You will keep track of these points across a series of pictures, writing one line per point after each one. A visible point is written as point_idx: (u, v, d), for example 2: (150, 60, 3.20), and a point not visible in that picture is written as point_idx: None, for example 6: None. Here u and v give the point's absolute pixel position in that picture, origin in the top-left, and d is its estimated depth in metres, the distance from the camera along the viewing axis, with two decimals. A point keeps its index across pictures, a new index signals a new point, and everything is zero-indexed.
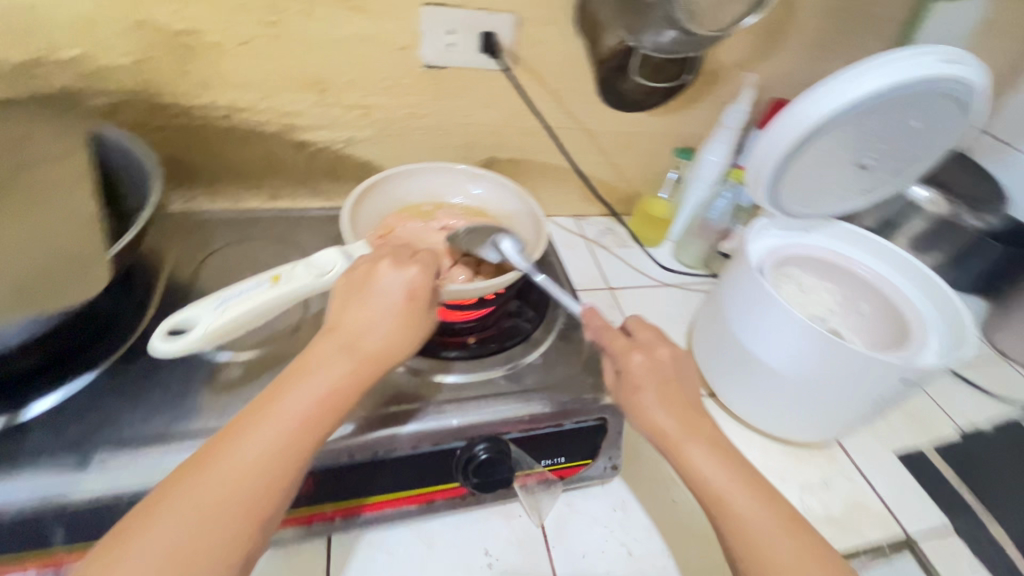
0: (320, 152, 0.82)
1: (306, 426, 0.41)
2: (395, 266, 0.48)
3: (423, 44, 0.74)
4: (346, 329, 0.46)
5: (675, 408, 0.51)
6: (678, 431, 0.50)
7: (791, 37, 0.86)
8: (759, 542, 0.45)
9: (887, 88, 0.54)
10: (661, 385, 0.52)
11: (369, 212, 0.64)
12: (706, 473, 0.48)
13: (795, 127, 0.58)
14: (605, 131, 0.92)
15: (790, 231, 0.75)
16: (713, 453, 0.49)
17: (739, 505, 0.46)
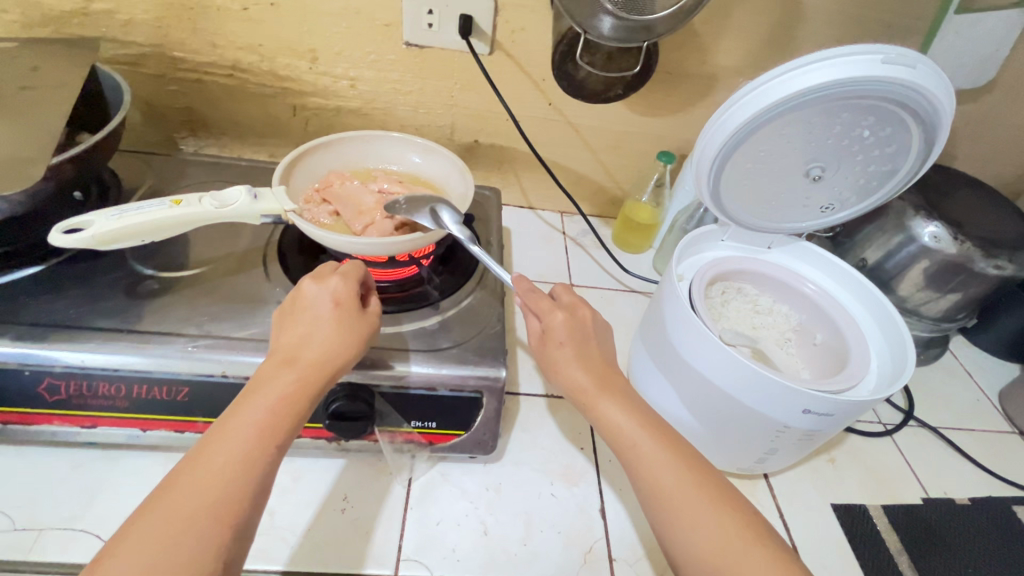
0: (313, 117, 0.89)
1: (268, 437, 0.43)
2: (317, 282, 0.54)
3: (405, 22, 0.78)
4: (287, 347, 0.50)
5: (589, 363, 0.53)
6: (590, 384, 0.52)
7: (797, 43, 0.80)
8: (663, 489, 0.45)
9: (821, 88, 0.50)
10: (576, 342, 0.54)
11: (316, 167, 0.69)
12: (616, 422, 0.49)
13: (725, 126, 0.55)
14: (591, 127, 0.91)
15: (748, 245, 0.70)
16: (624, 404, 0.50)
17: (645, 450, 0.47)
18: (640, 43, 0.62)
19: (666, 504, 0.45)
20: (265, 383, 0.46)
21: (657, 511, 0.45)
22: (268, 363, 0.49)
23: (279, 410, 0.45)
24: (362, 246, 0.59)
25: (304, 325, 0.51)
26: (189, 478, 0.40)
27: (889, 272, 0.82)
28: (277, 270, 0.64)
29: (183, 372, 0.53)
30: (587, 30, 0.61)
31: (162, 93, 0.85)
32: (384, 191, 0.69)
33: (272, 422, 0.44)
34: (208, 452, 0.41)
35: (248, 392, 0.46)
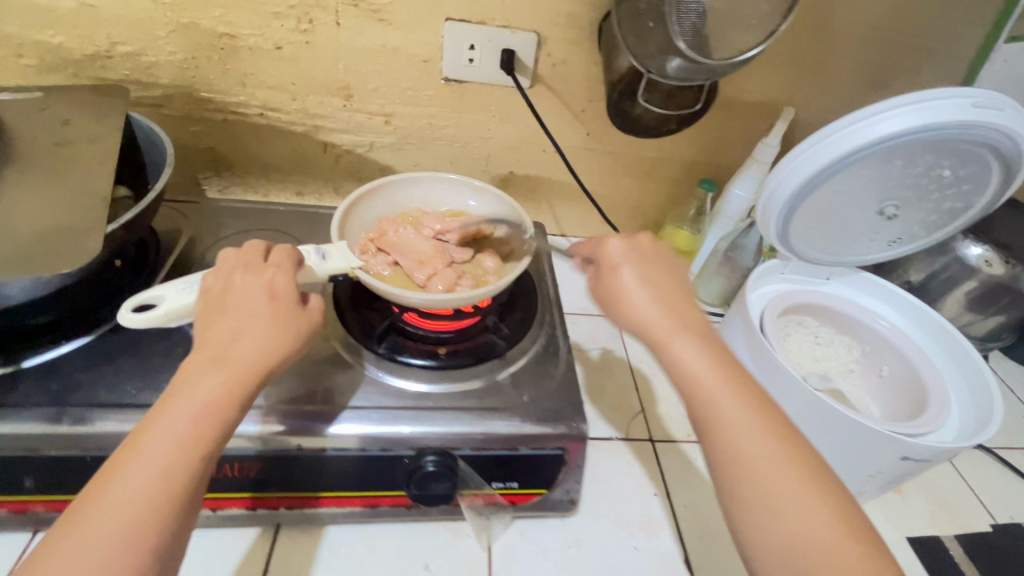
0: (344, 154, 0.86)
1: (191, 443, 0.39)
2: (251, 272, 0.48)
3: (445, 58, 0.76)
4: (211, 345, 0.43)
5: (662, 300, 0.52)
6: (666, 324, 0.50)
7: (838, 70, 0.80)
8: (737, 440, 0.44)
9: (926, 129, 0.49)
10: (645, 276, 0.53)
11: (366, 214, 0.68)
12: (688, 365, 0.48)
13: (815, 160, 0.54)
14: (629, 156, 0.89)
15: (807, 277, 0.70)
16: (696, 347, 0.49)
17: (721, 403, 0.46)
18: (704, 80, 0.60)
19: (735, 454, 0.44)
20: (187, 383, 0.41)
21: (722, 461, 0.44)
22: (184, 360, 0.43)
23: (202, 415, 0.40)
24: (430, 301, 0.57)
25: (226, 318, 0.45)
26: (104, 494, 0.36)
27: (936, 294, 0.83)
28: (334, 328, 0.61)
29: (255, 448, 0.50)
30: (650, 68, 0.59)
31: (185, 134, 0.81)
32: (439, 235, 0.67)
33: (196, 429, 0.39)
34: (125, 461, 0.38)
35: (169, 394, 0.41)
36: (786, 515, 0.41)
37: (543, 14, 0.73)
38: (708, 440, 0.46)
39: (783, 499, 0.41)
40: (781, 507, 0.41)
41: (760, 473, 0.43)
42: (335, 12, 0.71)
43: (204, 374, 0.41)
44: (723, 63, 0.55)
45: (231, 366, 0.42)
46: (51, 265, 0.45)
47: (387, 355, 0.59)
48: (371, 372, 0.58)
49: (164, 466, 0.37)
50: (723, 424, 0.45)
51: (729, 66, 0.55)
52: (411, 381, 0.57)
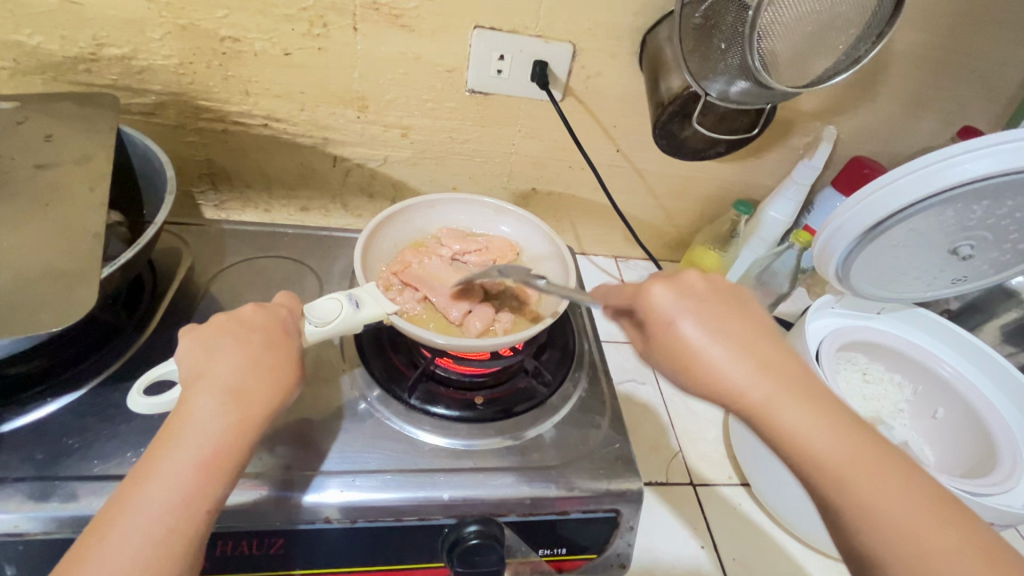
0: (355, 168, 0.79)
1: (198, 491, 0.34)
2: (261, 304, 0.44)
3: (471, 69, 0.70)
4: (215, 380, 0.38)
5: (749, 355, 0.38)
6: (767, 389, 0.37)
7: (884, 89, 0.76)
8: (903, 532, 0.33)
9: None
10: (716, 324, 0.39)
11: (385, 244, 0.62)
12: (809, 441, 0.36)
13: (898, 198, 0.50)
14: (659, 174, 0.84)
15: (858, 313, 0.66)
16: (810, 412, 0.37)
17: (866, 486, 0.34)
18: (763, 106, 0.57)
19: (907, 551, 0.32)
20: (187, 423, 0.36)
21: (892, 565, 0.33)
22: (182, 395, 0.38)
23: (210, 460, 0.35)
24: (471, 345, 0.51)
25: (228, 349, 0.40)
26: (99, 551, 0.32)
27: (975, 323, 0.80)
28: (357, 378, 0.56)
29: (277, 523, 0.45)
30: (710, 90, 0.55)
31: (180, 145, 0.74)
32: (457, 257, 0.62)
33: (205, 475, 0.35)
34: (121, 512, 0.33)
35: (169, 435, 0.36)
36: None
37: (581, 23, 0.67)
38: (858, 537, 0.34)
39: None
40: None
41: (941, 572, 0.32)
42: (352, 16, 0.64)
43: (211, 411, 0.37)
44: (795, 92, 0.52)
45: (243, 404, 0.38)
46: (39, 319, 0.39)
47: (420, 407, 0.53)
48: (401, 428, 0.52)
49: (166, 520, 0.33)
50: (878, 513, 0.34)
51: (796, 95, 0.52)
52: (447, 436, 0.52)
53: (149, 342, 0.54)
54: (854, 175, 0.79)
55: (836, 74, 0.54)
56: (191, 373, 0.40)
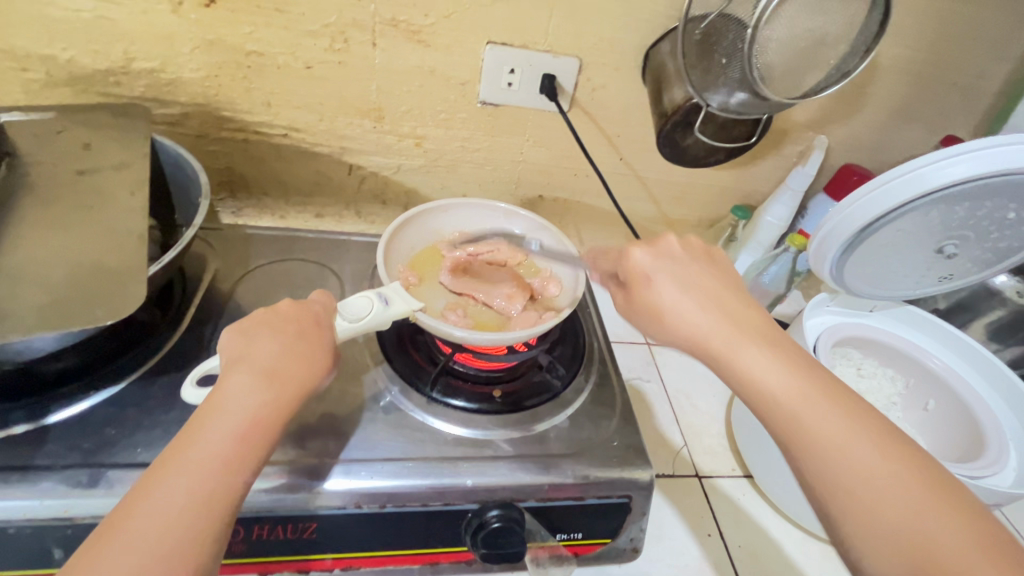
0: (369, 176, 0.83)
1: (234, 461, 0.36)
2: (297, 300, 0.47)
3: (483, 82, 0.74)
4: (254, 361, 0.41)
5: (714, 308, 0.46)
6: (724, 333, 0.45)
7: (871, 100, 0.80)
8: (844, 453, 0.38)
9: (1007, 172, 0.49)
10: (687, 284, 0.48)
11: (403, 246, 0.65)
12: (760, 376, 0.42)
13: (901, 193, 0.53)
14: (659, 181, 0.88)
15: (852, 309, 0.70)
16: (765, 354, 0.43)
17: (811, 414, 0.40)
18: (760, 115, 0.60)
19: (848, 469, 0.38)
20: (227, 398, 0.38)
21: (822, 481, 0.38)
22: (222, 374, 0.40)
23: (247, 434, 0.37)
24: (493, 339, 0.54)
25: (267, 335, 0.43)
26: (143, 508, 0.33)
27: (961, 322, 0.84)
28: (381, 374, 0.58)
29: (310, 508, 0.47)
30: (711, 101, 0.59)
31: (202, 154, 0.77)
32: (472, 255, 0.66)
33: (240, 446, 0.37)
34: (162, 475, 0.35)
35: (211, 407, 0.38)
36: (916, 521, 0.36)
37: (587, 39, 0.71)
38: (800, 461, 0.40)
39: (903, 519, 0.36)
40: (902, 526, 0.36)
41: (870, 484, 0.37)
42: (372, 32, 0.68)
43: (250, 389, 0.39)
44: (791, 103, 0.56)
45: (279, 385, 0.40)
46: (94, 313, 0.42)
47: (442, 399, 0.56)
48: (425, 420, 0.55)
49: (202, 487, 0.35)
50: (822, 441, 0.39)
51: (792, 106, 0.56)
52: (468, 426, 0.55)
53: (183, 340, 0.56)
54: (843, 181, 0.83)
55: (828, 85, 0.58)
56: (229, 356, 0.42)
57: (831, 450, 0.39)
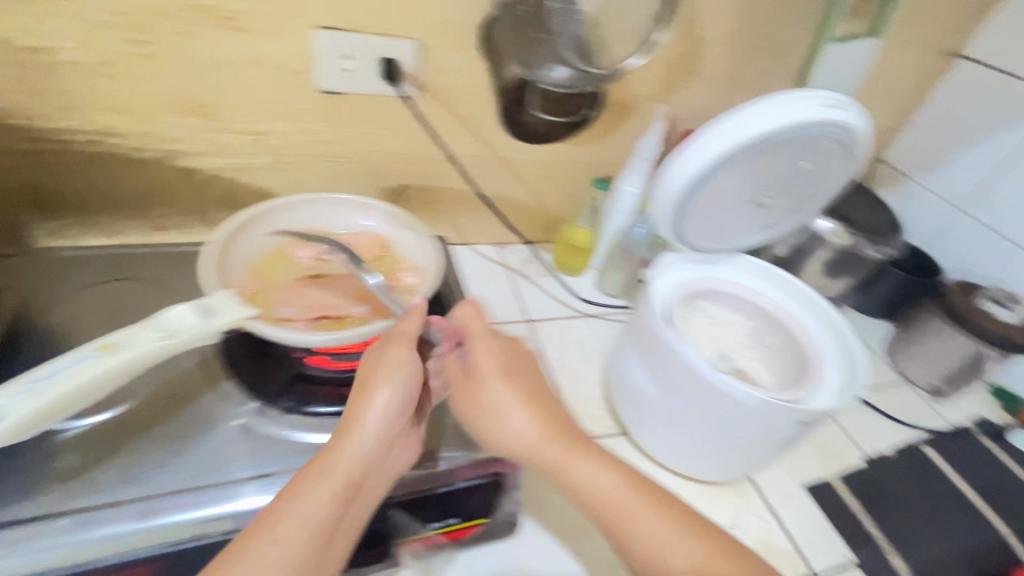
0: (212, 179, 0.76)
1: (326, 530, 0.43)
2: (411, 385, 0.50)
3: (318, 69, 0.69)
4: (372, 427, 0.47)
5: (544, 422, 0.53)
6: (555, 450, 0.52)
7: (703, 69, 0.86)
8: (659, 554, 0.48)
9: (791, 126, 0.55)
10: (522, 395, 0.53)
11: (244, 250, 0.60)
12: (594, 486, 0.51)
13: (716, 142, 0.56)
14: (523, 160, 0.89)
15: (698, 265, 0.75)
16: (596, 466, 0.52)
17: (638, 520, 0.49)
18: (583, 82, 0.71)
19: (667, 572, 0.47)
20: (295, 530, 0.42)
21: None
22: (288, 495, 0.44)
23: (350, 497, 0.45)
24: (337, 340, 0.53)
25: (404, 397, 0.49)
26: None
27: (799, 264, 0.94)
28: (231, 391, 0.55)
29: (139, 549, 0.43)
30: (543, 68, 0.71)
31: None
32: (320, 256, 0.63)
33: (340, 511, 0.44)
34: (257, 549, 0.41)
35: (315, 472, 0.45)
36: None
37: (420, 19, 0.69)
38: (614, 531, 0.50)
39: None
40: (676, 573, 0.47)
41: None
42: (179, 19, 0.62)
43: (357, 457, 0.46)
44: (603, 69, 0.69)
45: (384, 451, 0.47)
46: None
47: (294, 407, 0.54)
48: (282, 432, 0.52)
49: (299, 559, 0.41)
50: (645, 545, 0.48)
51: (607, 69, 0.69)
52: (323, 430, 0.53)
53: None
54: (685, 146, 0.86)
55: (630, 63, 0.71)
56: (313, 463, 0.46)
57: (654, 552, 0.48)
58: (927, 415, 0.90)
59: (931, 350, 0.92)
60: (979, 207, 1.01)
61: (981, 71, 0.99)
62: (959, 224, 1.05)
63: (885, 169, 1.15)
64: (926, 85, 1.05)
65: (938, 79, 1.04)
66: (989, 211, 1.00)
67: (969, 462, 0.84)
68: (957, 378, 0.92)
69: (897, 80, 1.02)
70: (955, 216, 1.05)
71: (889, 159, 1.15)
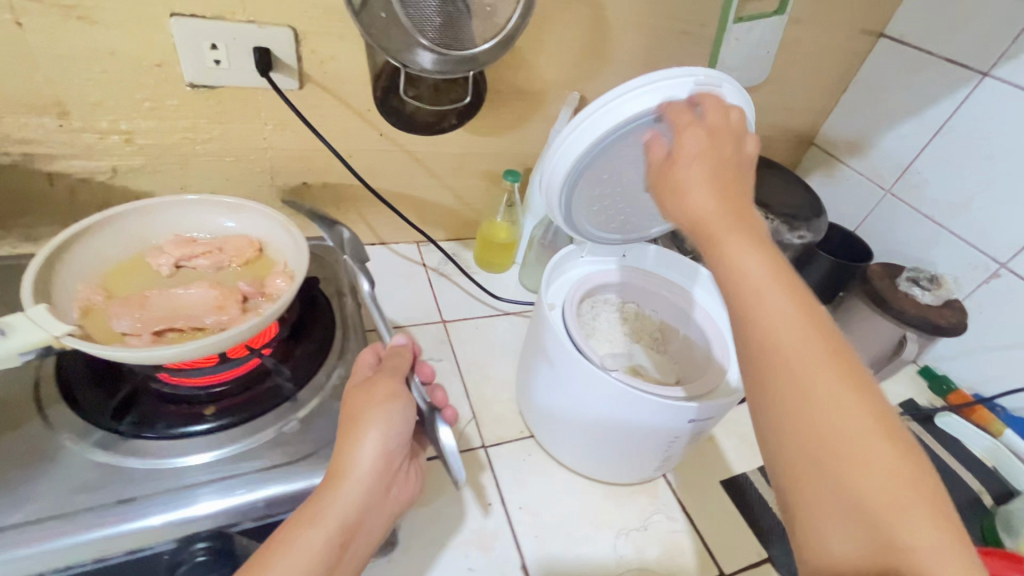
0: (81, 184, 0.70)
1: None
2: (407, 417, 0.49)
3: (182, 61, 0.64)
4: (363, 468, 0.45)
5: (763, 253, 0.40)
6: (750, 254, 0.40)
7: (615, 53, 0.83)
8: (815, 397, 0.35)
9: (667, 106, 0.52)
10: (758, 240, 0.41)
11: (88, 259, 0.54)
12: (772, 310, 0.38)
13: (590, 131, 0.54)
14: (432, 153, 0.85)
15: (605, 257, 0.72)
16: (789, 304, 0.38)
17: (789, 349, 0.36)
18: (453, 65, 0.58)
19: (809, 416, 0.35)
20: (296, 562, 0.40)
21: (793, 428, 0.35)
22: (291, 527, 0.42)
23: (343, 544, 0.43)
24: (184, 353, 0.47)
25: (395, 435, 0.48)
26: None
27: None
28: (63, 415, 0.49)
29: None
30: (407, 46, 0.56)
31: None
32: (180, 262, 0.57)
33: (334, 557, 0.42)
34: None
35: (307, 518, 0.43)
36: (872, 476, 0.33)
37: (292, 5, 0.65)
38: (775, 395, 0.36)
39: (865, 459, 0.33)
40: (852, 461, 0.33)
41: (836, 427, 0.34)
42: (10, 9, 0.56)
43: (350, 499, 0.44)
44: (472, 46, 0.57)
45: (377, 492, 0.46)
46: None
47: (132, 432, 0.49)
48: (116, 459, 0.47)
49: None
50: (794, 380, 0.36)
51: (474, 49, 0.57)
52: (164, 457, 0.48)
53: None
54: None
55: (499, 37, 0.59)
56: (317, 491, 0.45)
57: (805, 393, 0.35)
58: None
59: (857, 334, 0.92)
60: (904, 188, 1.00)
61: (900, 50, 0.97)
62: (884, 205, 1.04)
63: (818, 153, 1.14)
64: (851, 66, 1.03)
65: (863, 59, 1.03)
66: (914, 191, 0.99)
67: None
68: (882, 362, 0.91)
69: (820, 61, 1.00)
70: (880, 198, 1.04)
71: (821, 142, 1.13)
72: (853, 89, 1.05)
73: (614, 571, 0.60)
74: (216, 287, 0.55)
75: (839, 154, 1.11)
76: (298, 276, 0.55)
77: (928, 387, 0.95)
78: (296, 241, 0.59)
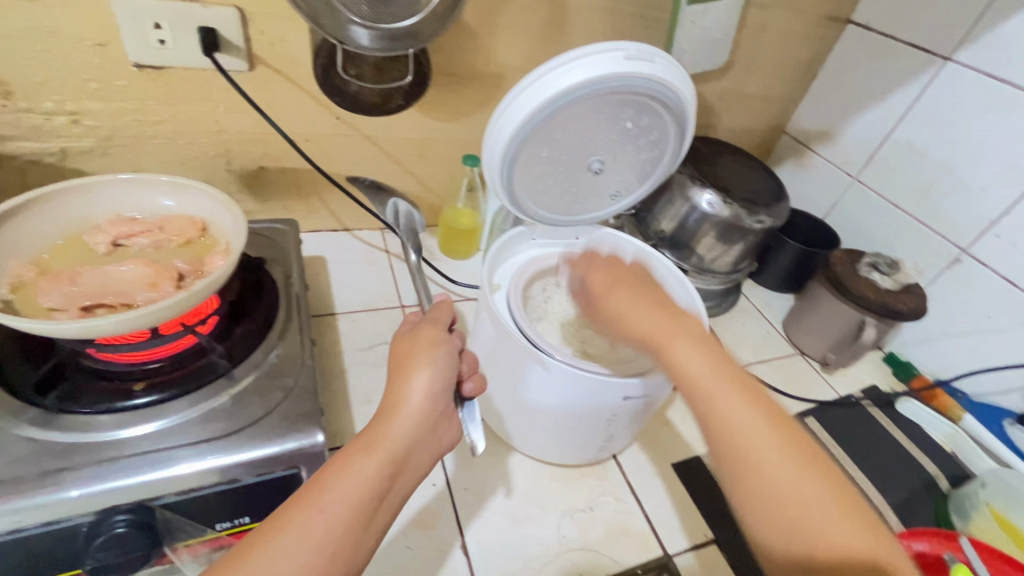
0: (30, 166, 0.70)
1: (366, 510, 0.41)
2: (450, 347, 0.52)
3: (127, 41, 0.64)
4: (413, 404, 0.47)
5: (706, 352, 0.46)
6: (684, 344, 0.46)
7: (573, 37, 0.82)
8: (765, 470, 0.40)
9: (596, 80, 0.52)
10: (698, 339, 0.47)
11: (21, 236, 0.54)
12: (720, 404, 0.42)
13: (529, 101, 0.54)
14: (391, 138, 0.84)
15: (556, 238, 0.72)
16: (734, 393, 0.43)
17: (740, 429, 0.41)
18: (388, 42, 0.59)
19: (763, 484, 0.39)
20: (348, 481, 0.41)
21: (749, 498, 0.40)
22: (346, 453, 0.43)
23: (393, 475, 0.43)
24: (105, 327, 0.46)
25: (443, 379, 0.49)
26: (270, 554, 0.36)
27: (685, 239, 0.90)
28: None
29: None
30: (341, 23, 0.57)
31: None
32: (118, 240, 0.57)
33: (384, 485, 0.42)
34: (301, 519, 0.38)
35: (360, 449, 0.43)
36: (820, 532, 0.37)
37: None
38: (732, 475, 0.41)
39: (812, 518, 0.38)
40: (789, 510, 0.38)
41: (786, 495, 0.39)
42: None
43: (400, 434, 0.45)
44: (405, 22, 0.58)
45: (426, 430, 0.47)
46: None
47: (58, 407, 0.48)
48: (40, 433, 0.47)
49: (358, 510, 0.40)
50: (746, 456, 0.40)
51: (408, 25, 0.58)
52: (86, 431, 0.48)
53: None
54: None
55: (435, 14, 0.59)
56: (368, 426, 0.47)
57: (756, 462, 0.40)
58: (813, 387, 0.90)
59: (819, 319, 0.91)
60: (871, 175, 1.00)
61: (866, 36, 0.97)
62: (852, 192, 1.03)
63: (789, 141, 1.14)
64: (819, 53, 1.03)
65: (831, 46, 1.02)
66: (880, 178, 0.98)
67: (851, 433, 0.83)
68: (842, 346, 0.91)
69: (787, 48, 1.00)
70: (848, 185, 1.04)
71: (792, 130, 1.13)
72: (822, 76, 1.05)
73: (556, 551, 0.60)
74: (148, 264, 0.54)
75: (809, 143, 1.10)
76: (234, 251, 0.55)
77: (893, 373, 0.95)
78: (235, 219, 0.59)
